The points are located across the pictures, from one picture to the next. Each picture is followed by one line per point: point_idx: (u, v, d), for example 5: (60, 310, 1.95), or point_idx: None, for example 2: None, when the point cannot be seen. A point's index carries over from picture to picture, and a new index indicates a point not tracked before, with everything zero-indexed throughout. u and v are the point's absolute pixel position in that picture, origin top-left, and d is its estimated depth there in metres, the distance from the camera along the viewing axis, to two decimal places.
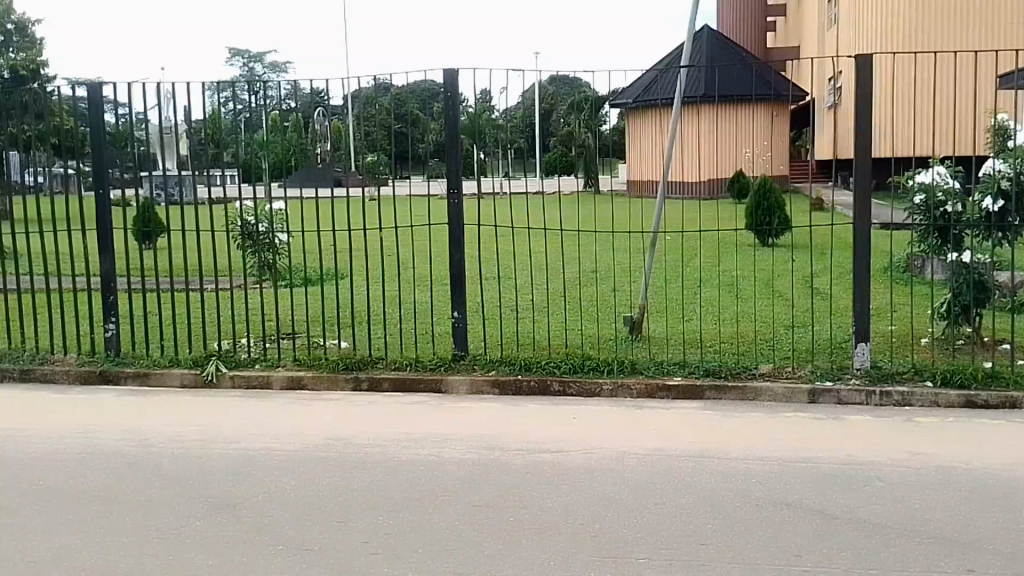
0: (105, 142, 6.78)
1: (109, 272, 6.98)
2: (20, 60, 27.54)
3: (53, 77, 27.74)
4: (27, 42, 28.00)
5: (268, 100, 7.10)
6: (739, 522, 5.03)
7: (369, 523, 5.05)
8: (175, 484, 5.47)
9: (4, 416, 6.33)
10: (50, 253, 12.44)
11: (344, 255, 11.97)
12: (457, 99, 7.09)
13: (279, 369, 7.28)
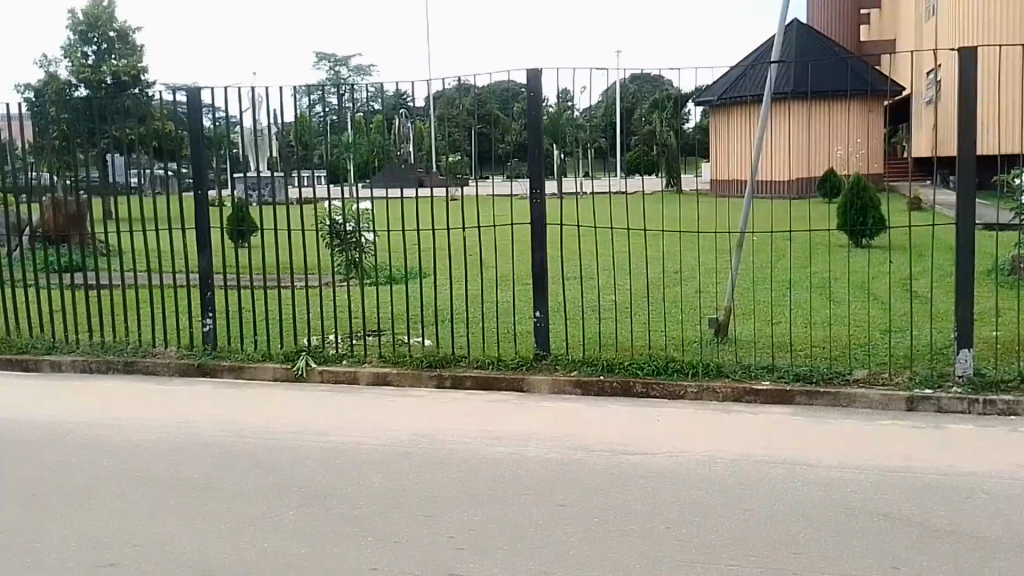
0: (202, 143, 7.04)
1: (206, 268, 7.23)
2: (123, 67, 29.35)
3: (152, 84, 29.40)
4: (129, 50, 29.82)
5: (354, 102, 7.24)
6: (833, 531, 4.84)
7: (453, 519, 5.06)
8: (267, 474, 5.61)
9: (110, 405, 6.63)
10: (151, 252, 13.03)
11: (429, 255, 12.13)
12: (539, 100, 7.07)
13: (365, 365, 7.39)
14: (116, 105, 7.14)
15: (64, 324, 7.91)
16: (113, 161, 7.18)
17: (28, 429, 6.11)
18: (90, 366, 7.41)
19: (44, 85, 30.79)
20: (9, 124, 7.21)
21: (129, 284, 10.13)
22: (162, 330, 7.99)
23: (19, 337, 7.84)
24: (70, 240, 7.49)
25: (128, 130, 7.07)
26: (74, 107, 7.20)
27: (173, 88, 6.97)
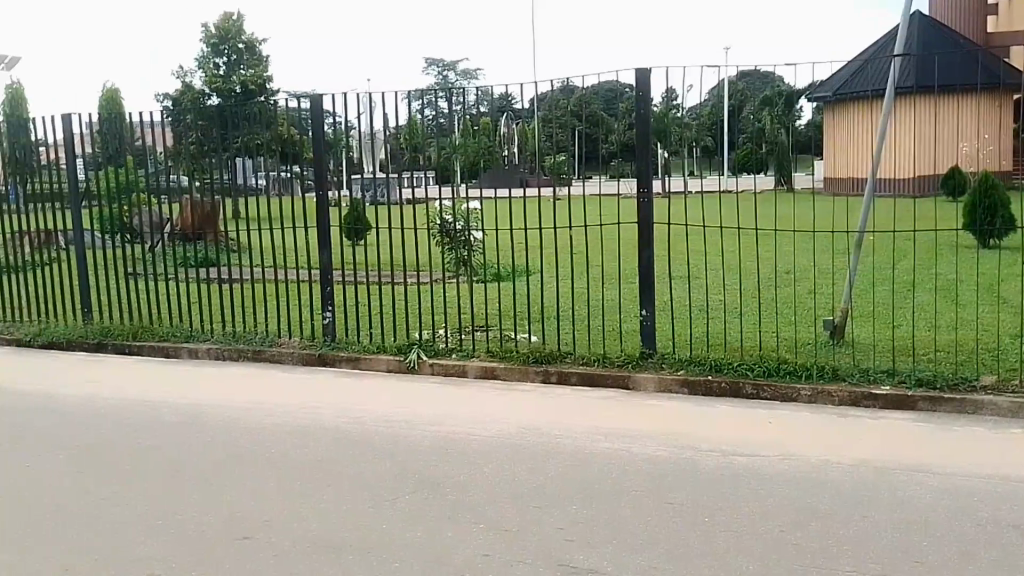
0: (324, 147, 7.44)
1: (326, 263, 7.58)
2: (251, 77, 31.59)
3: (275, 93, 31.35)
4: (255, 61, 31.92)
5: (461, 107, 7.32)
6: (959, 542, 4.63)
7: (562, 511, 5.13)
8: (383, 460, 5.83)
9: (239, 391, 7.03)
10: (275, 248, 13.77)
11: (536, 254, 12.31)
12: (648, 98, 7.16)
13: (474, 360, 7.57)
14: (245, 109, 7.60)
15: (200, 314, 8.42)
16: (241, 164, 7.67)
17: (169, 410, 6.56)
18: (223, 353, 7.88)
19: (181, 95, 33.07)
20: (150, 131, 7.80)
21: (257, 281, 10.73)
22: (287, 321, 8.41)
23: (160, 326, 8.40)
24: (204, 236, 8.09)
25: (256, 138, 7.60)
26: (208, 112, 7.70)
27: (298, 95, 7.37)
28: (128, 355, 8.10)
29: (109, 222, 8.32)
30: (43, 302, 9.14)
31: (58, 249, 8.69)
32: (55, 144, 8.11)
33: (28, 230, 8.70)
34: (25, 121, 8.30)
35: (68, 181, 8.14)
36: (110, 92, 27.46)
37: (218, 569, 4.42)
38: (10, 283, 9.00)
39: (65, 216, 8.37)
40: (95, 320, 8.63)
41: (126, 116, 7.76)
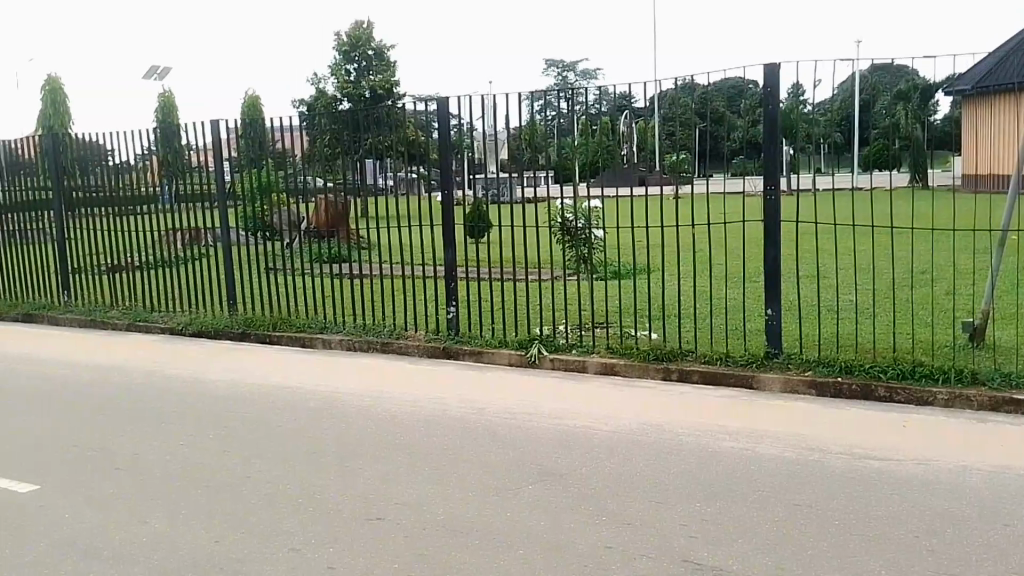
0: (448, 149, 7.64)
1: (450, 260, 7.80)
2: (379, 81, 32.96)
3: (402, 98, 32.53)
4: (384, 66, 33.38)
5: (576, 107, 7.28)
6: None
7: (685, 508, 5.08)
8: (506, 450, 5.93)
9: (369, 381, 7.31)
10: (403, 246, 14.29)
11: (657, 254, 12.28)
12: (776, 96, 6.99)
13: (594, 355, 7.62)
14: (374, 113, 7.92)
15: (333, 307, 8.82)
16: (368, 165, 8.00)
17: (305, 397, 6.90)
18: (353, 345, 8.22)
19: (315, 99, 34.80)
20: (288, 135, 8.32)
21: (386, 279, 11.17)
22: (413, 315, 8.70)
23: (297, 317, 8.85)
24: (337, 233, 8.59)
25: (384, 140, 7.95)
26: (341, 116, 8.08)
27: (424, 100, 7.59)
28: (268, 344, 8.58)
29: (252, 220, 8.87)
30: (193, 294, 9.82)
31: (205, 246, 9.33)
32: (204, 147, 8.86)
33: (179, 228, 9.39)
34: (176, 126, 9.06)
35: (216, 183, 8.80)
36: (255, 93, 28.96)
37: (351, 547, 4.61)
38: (164, 277, 9.71)
39: (212, 216, 9.01)
40: (238, 311, 9.19)
41: (262, 124, 8.39)
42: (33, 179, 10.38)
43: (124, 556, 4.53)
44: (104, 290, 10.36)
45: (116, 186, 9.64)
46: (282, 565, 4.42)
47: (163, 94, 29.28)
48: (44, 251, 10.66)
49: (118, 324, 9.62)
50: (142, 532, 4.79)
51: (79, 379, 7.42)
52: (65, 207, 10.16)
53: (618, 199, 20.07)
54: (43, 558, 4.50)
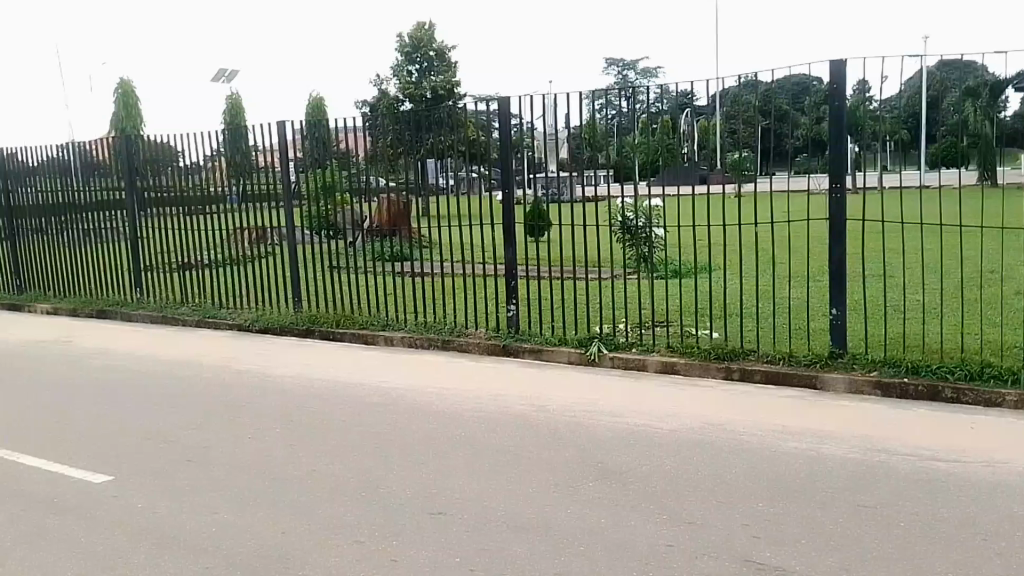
0: (508, 149, 7.68)
1: (510, 258, 7.90)
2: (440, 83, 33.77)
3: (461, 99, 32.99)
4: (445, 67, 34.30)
5: (638, 105, 7.25)
6: None
7: (747, 508, 5.03)
8: (566, 448, 5.94)
9: (430, 378, 7.39)
10: (463, 246, 14.45)
11: (718, 253, 12.22)
12: (841, 94, 6.88)
13: (654, 354, 7.60)
14: (436, 113, 8.03)
15: (396, 305, 8.95)
16: (429, 165, 8.12)
17: (368, 393, 7.01)
18: (415, 342, 8.35)
19: (377, 100, 35.61)
20: (349, 135, 8.46)
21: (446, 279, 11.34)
22: (474, 314, 8.80)
23: (360, 315, 9.01)
24: (398, 231, 8.76)
25: (444, 140, 8.04)
26: (402, 116, 8.21)
27: (485, 100, 7.65)
28: (332, 341, 8.77)
29: (315, 220, 9.07)
30: (260, 291, 10.09)
31: (270, 245, 9.60)
32: (269, 148, 9.03)
33: (246, 227, 9.66)
34: (244, 128, 9.29)
35: (282, 184, 9.05)
36: (322, 97, 29.73)
37: (412, 541, 4.66)
38: (232, 275, 9.98)
39: (278, 214, 9.29)
40: (303, 309, 9.42)
41: (327, 126, 8.55)
42: (107, 179, 10.74)
43: (194, 545, 4.63)
44: (175, 288, 10.69)
45: (186, 186, 9.94)
46: (346, 557, 4.48)
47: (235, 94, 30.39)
48: (119, 250, 11.04)
49: (189, 320, 9.94)
50: (211, 521, 4.92)
51: (150, 373, 7.64)
52: (137, 206, 10.50)
53: (679, 201, 20.18)
54: (118, 546, 4.62)
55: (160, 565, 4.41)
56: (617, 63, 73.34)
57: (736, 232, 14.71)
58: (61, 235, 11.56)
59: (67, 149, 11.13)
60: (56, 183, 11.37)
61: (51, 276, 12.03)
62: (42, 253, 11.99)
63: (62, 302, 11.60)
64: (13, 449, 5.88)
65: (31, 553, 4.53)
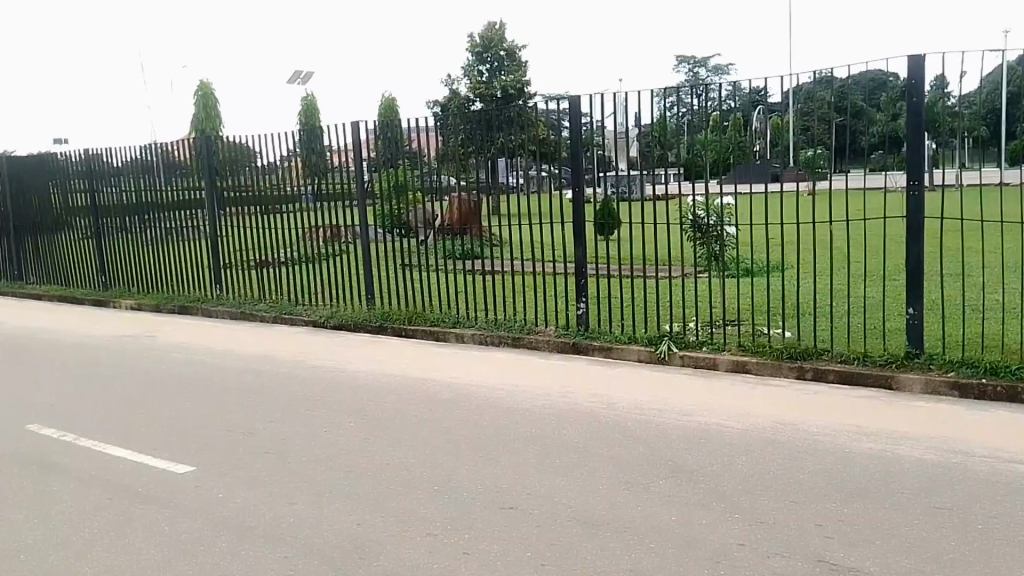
0: (577, 148, 7.74)
1: (580, 257, 7.98)
2: (510, 82, 36.06)
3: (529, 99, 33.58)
4: (515, 67, 36.49)
5: (709, 102, 7.23)
6: None
7: (823, 507, 4.91)
8: (636, 445, 5.91)
9: (500, 375, 7.47)
10: (535, 245, 14.61)
11: (791, 254, 12.14)
12: (921, 90, 6.71)
13: (725, 353, 7.58)
14: (506, 113, 8.12)
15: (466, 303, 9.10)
16: (499, 164, 8.23)
17: (437, 390, 7.10)
18: (485, 339, 8.49)
19: (448, 100, 36.53)
20: (419, 135, 8.60)
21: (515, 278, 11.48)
22: (544, 312, 8.90)
23: (432, 312, 9.18)
24: (469, 230, 8.89)
25: (513, 139, 8.13)
26: (472, 116, 8.34)
27: (555, 99, 7.71)
28: (404, 337, 8.95)
29: (388, 219, 9.43)
30: (334, 289, 10.34)
31: (344, 243, 9.85)
32: (342, 149, 9.26)
33: (321, 225, 9.93)
34: (318, 128, 9.52)
35: (356, 184, 9.28)
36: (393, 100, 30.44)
37: (483, 534, 4.65)
38: (306, 273, 10.25)
39: (350, 213, 9.53)
40: (376, 306, 9.66)
41: (399, 126, 8.71)
42: (188, 179, 11.10)
43: (271, 532, 4.68)
44: (252, 285, 11.01)
45: (262, 186, 10.22)
46: (416, 548, 4.49)
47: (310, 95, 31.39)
48: (199, 248, 11.40)
49: (266, 316, 10.22)
50: (285, 508, 5.00)
51: (227, 369, 7.81)
52: (217, 205, 10.84)
53: (749, 201, 20.28)
54: (200, 533, 4.67)
55: (238, 551, 4.45)
56: (687, 58, 72.78)
57: (805, 233, 14.57)
58: (145, 233, 11.98)
59: (150, 151, 11.53)
60: (140, 183, 11.79)
61: (136, 273, 12.48)
62: (127, 251, 12.43)
63: (145, 298, 12.02)
64: (100, 440, 6.04)
65: (117, 538, 4.60)
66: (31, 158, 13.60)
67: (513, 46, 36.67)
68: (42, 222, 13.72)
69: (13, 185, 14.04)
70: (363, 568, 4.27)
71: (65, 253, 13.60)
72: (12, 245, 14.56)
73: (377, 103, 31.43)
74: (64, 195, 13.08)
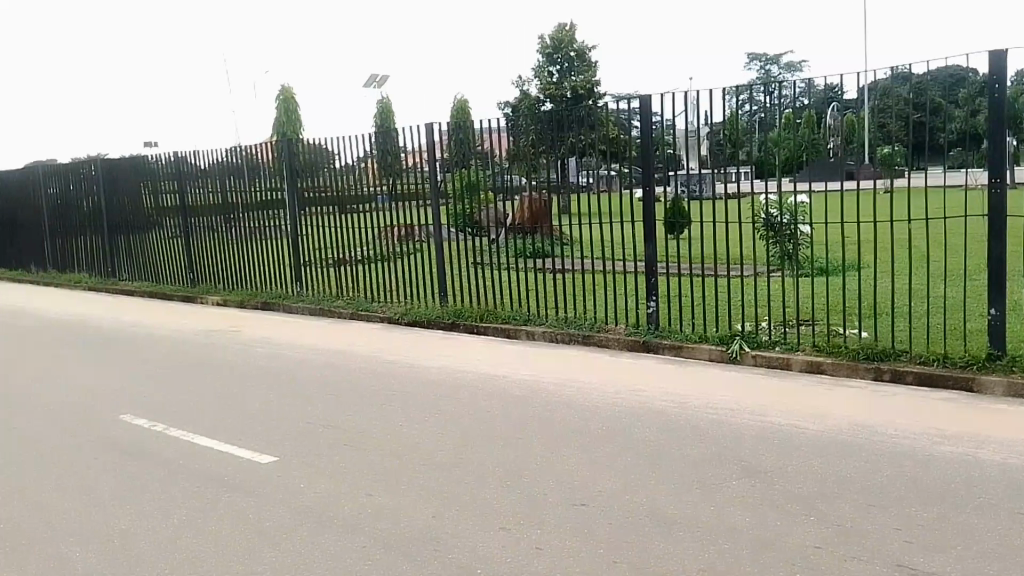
0: (649, 147, 7.79)
1: (650, 256, 8.02)
2: (580, 82, 36.32)
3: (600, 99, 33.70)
4: (585, 68, 36.72)
5: (782, 100, 7.20)
6: None
7: (902, 511, 4.82)
8: (709, 446, 5.89)
9: (572, 373, 7.54)
10: (606, 244, 14.67)
11: (868, 253, 11.93)
12: (1002, 85, 6.55)
13: (799, 353, 7.51)
14: (576, 112, 8.21)
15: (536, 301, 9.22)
16: (569, 163, 8.32)
17: (510, 387, 7.20)
18: (556, 337, 8.59)
19: (519, 100, 36.94)
20: (490, 136, 8.79)
21: (586, 277, 11.54)
22: (614, 310, 8.98)
23: (503, 310, 9.32)
24: (539, 229, 8.95)
25: (583, 138, 8.23)
26: (542, 116, 8.46)
27: (625, 99, 7.75)
28: (475, 335, 9.10)
29: (459, 218, 9.70)
30: (408, 287, 10.57)
31: (417, 242, 10.09)
32: (416, 150, 9.50)
33: (394, 225, 10.17)
34: (392, 130, 9.78)
35: (429, 184, 9.52)
36: (464, 101, 30.83)
37: (558, 530, 4.70)
38: (381, 271, 10.51)
39: (424, 213, 9.77)
40: (448, 303, 9.86)
41: (471, 129, 8.88)
42: (271, 181, 11.49)
43: (351, 522, 4.81)
44: (331, 283, 11.32)
45: (339, 187, 10.54)
46: (490, 541, 4.57)
47: (384, 96, 32.08)
48: (280, 246, 11.77)
49: (342, 314, 10.52)
50: (364, 499, 5.14)
51: (306, 364, 8.05)
52: (297, 206, 11.21)
53: (825, 198, 20.04)
54: (284, 521, 4.82)
55: (320, 540, 4.59)
56: (760, 55, 71.59)
57: (882, 233, 14.25)
58: (230, 232, 12.41)
59: (236, 153, 11.94)
60: (226, 184, 12.22)
61: (219, 271, 12.95)
62: (212, 250, 12.88)
63: (229, 295, 12.45)
64: (190, 431, 6.30)
65: (207, 524, 4.78)
66: (123, 161, 14.22)
67: (583, 46, 36.86)
68: (134, 221, 14.32)
69: (106, 186, 14.70)
70: (439, 560, 4.36)
71: (155, 251, 14.17)
72: (106, 243, 15.23)
73: (450, 104, 31.97)
74: (154, 195, 13.62)
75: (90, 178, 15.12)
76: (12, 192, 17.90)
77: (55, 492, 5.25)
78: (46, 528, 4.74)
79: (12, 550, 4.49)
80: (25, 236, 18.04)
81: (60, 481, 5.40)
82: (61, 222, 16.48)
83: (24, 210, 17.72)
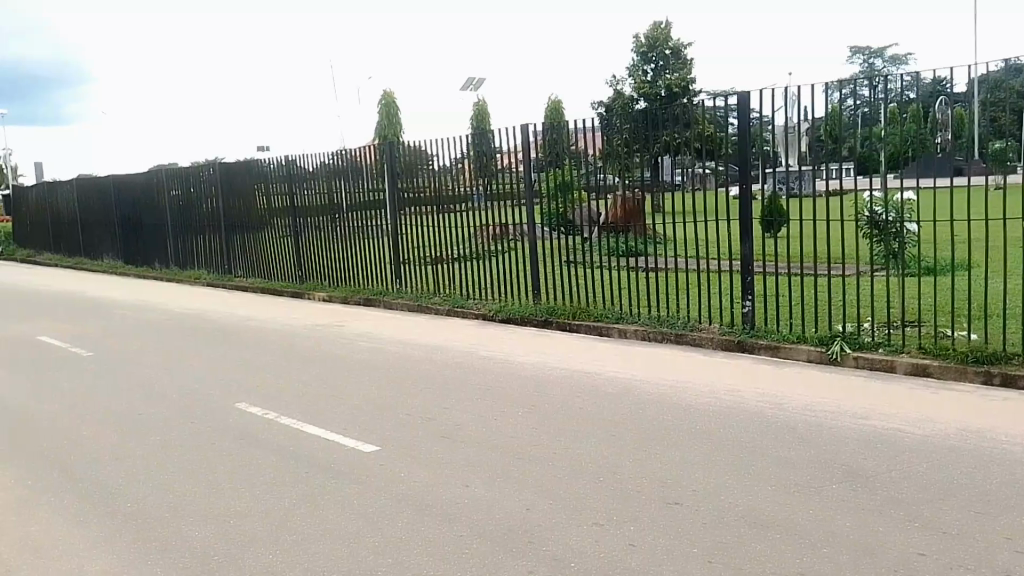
0: (747, 143, 7.73)
1: (747, 254, 7.96)
2: (675, 80, 35.89)
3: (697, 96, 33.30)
4: (681, 66, 36.40)
5: (888, 93, 7.07)
6: None
7: (1015, 521, 4.64)
8: (808, 448, 5.80)
9: (664, 371, 7.55)
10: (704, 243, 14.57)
11: (981, 254, 11.48)
12: None
13: (904, 355, 7.29)
14: (673, 111, 8.22)
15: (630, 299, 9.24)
16: (663, 162, 8.30)
17: (604, 384, 7.25)
18: (650, 336, 8.61)
19: (614, 99, 36.91)
20: (586, 135, 8.90)
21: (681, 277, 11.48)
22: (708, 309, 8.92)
23: (597, 308, 9.37)
24: (633, 228, 8.96)
25: (678, 137, 8.22)
26: (637, 115, 8.51)
27: (722, 96, 7.70)
28: (568, 333, 9.19)
29: (553, 216, 9.67)
30: (503, 285, 10.75)
31: (512, 241, 10.24)
32: (512, 150, 9.68)
33: (490, 224, 10.36)
34: (488, 131, 9.99)
35: (525, 183, 9.68)
36: (558, 103, 30.95)
37: (651, 527, 4.72)
38: (477, 269, 10.72)
39: (519, 212, 9.92)
40: (543, 301, 9.98)
41: (565, 128, 8.99)
42: (373, 181, 11.89)
43: (449, 512, 4.95)
44: (428, 280, 11.61)
45: (438, 187, 10.82)
46: (584, 536, 4.62)
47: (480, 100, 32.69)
48: (381, 245, 12.15)
49: (438, 310, 10.79)
50: (463, 490, 5.27)
51: (405, 359, 8.30)
52: (397, 206, 11.57)
53: (934, 196, 19.33)
54: (385, 508, 5.01)
55: (419, 528, 4.75)
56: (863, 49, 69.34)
57: (1001, 232, 13.62)
58: (335, 231, 12.87)
59: (341, 155, 12.38)
60: (331, 185, 12.69)
61: (323, 269, 13.47)
62: (318, 248, 13.41)
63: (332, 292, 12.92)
64: (297, 420, 6.59)
65: (313, 509, 5.00)
66: (237, 164, 14.94)
67: (680, 44, 36.53)
68: (247, 221, 15.02)
69: (222, 188, 15.47)
70: (536, 552, 4.45)
71: (266, 248, 14.82)
72: (221, 242, 16.03)
73: (546, 104, 32.15)
74: (266, 196, 14.26)
75: (207, 180, 15.94)
76: (138, 193, 19.01)
77: (176, 474, 5.59)
78: (168, 509, 5.05)
79: (139, 527, 4.82)
80: (148, 235, 19.14)
81: (181, 464, 5.76)
82: (182, 221, 17.42)
83: (149, 211, 18.80)
